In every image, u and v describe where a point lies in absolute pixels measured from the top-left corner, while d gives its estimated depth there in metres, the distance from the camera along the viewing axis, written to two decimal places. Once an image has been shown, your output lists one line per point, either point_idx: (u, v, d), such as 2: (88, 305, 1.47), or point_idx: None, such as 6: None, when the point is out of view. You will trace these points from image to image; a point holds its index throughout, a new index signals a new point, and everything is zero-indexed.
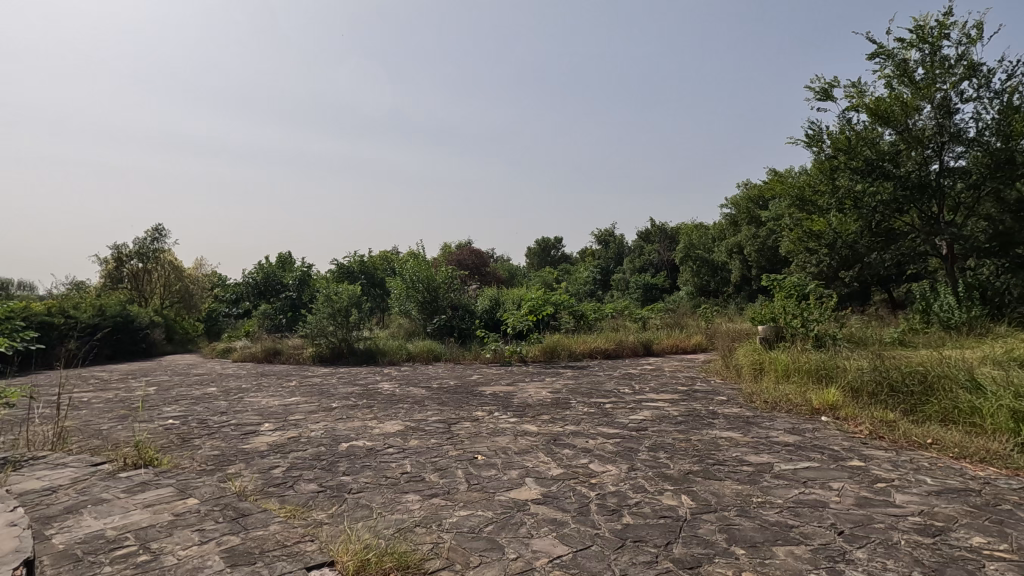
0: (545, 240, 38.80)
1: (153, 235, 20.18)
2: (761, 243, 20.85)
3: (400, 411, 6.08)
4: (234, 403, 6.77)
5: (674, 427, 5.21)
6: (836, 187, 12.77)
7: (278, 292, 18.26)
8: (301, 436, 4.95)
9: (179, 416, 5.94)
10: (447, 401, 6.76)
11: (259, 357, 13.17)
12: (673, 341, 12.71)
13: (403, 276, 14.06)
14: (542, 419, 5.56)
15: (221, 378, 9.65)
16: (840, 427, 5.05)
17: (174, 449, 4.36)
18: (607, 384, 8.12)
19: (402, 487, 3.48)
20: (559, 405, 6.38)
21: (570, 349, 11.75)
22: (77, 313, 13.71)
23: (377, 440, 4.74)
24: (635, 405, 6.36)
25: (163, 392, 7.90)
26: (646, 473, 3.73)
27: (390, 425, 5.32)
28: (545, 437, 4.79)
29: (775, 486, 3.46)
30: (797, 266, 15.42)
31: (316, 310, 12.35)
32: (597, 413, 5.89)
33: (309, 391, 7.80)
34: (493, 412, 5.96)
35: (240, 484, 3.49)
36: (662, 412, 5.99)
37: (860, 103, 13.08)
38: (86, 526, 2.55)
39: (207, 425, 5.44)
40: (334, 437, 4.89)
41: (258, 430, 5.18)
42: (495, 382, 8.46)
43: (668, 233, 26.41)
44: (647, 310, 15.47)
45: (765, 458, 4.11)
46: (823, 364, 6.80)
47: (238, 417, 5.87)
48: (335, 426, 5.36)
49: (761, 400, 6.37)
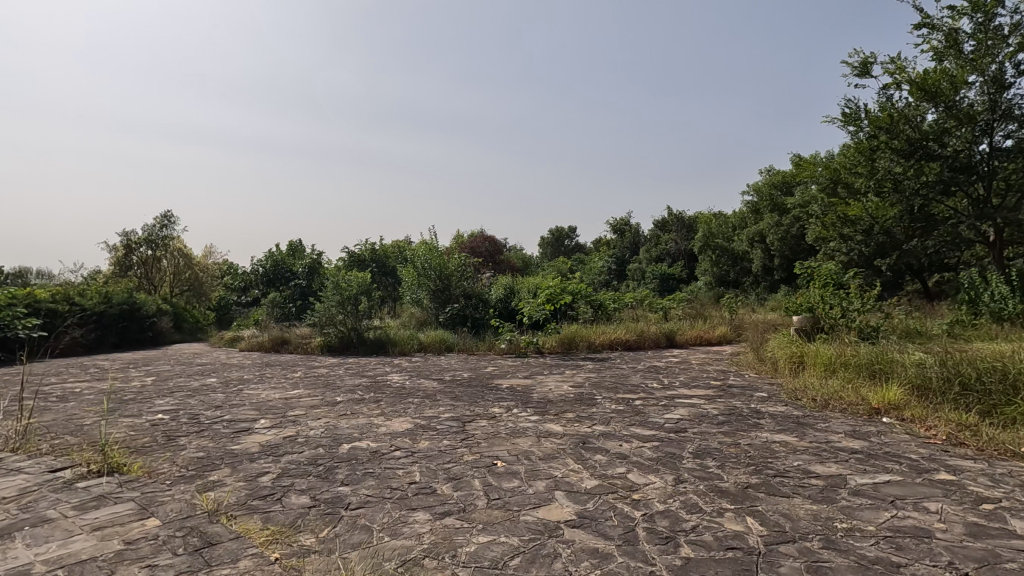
0: (559, 229, 38.05)
1: (162, 222, 19.84)
2: (785, 232, 20.01)
3: (409, 407, 5.54)
4: (231, 396, 6.28)
5: (717, 428, 4.61)
6: (876, 170, 11.96)
7: (288, 281, 17.82)
8: (298, 435, 4.43)
9: (171, 410, 5.47)
10: (461, 395, 6.21)
11: (268, 347, 12.77)
12: (697, 333, 12.07)
13: (415, 264, 13.57)
14: (567, 418, 5.00)
15: (224, 368, 9.20)
16: (909, 431, 4.42)
17: (154, 451, 3.87)
18: (633, 378, 7.53)
19: (409, 501, 2.94)
20: (584, 401, 5.80)
21: (588, 340, 11.19)
22: (82, 300, 13.35)
23: (382, 441, 4.20)
24: (667, 402, 5.76)
25: (159, 384, 7.44)
26: (697, 487, 3.14)
27: (399, 423, 4.79)
28: (573, 439, 4.22)
29: (860, 507, 2.86)
30: (828, 254, 14.65)
31: (325, 299, 11.86)
32: (628, 411, 5.30)
33: (313, 383, 7.32)
34: (511, 408, 5.39)
35: (221, 497, 2.97)
36: (699, 410, 5.40)
37: (900, 79, 12.22)
38: (10, 559, 2.03)
39: (198, 421, 4.96)
40: (334, 437, 4.37)
41: (253, 428, 4.67)
42: (511, 375, 7.91)
43: (685, 221, 25.57)
44: (668, 299, 14.83)
45: (834, 468, 3.50)
46: (877, 358, 6.14)
47: (234, 412, 5.39)
48: (338, 423, 4.84)
49: (808, 398, 5.76)
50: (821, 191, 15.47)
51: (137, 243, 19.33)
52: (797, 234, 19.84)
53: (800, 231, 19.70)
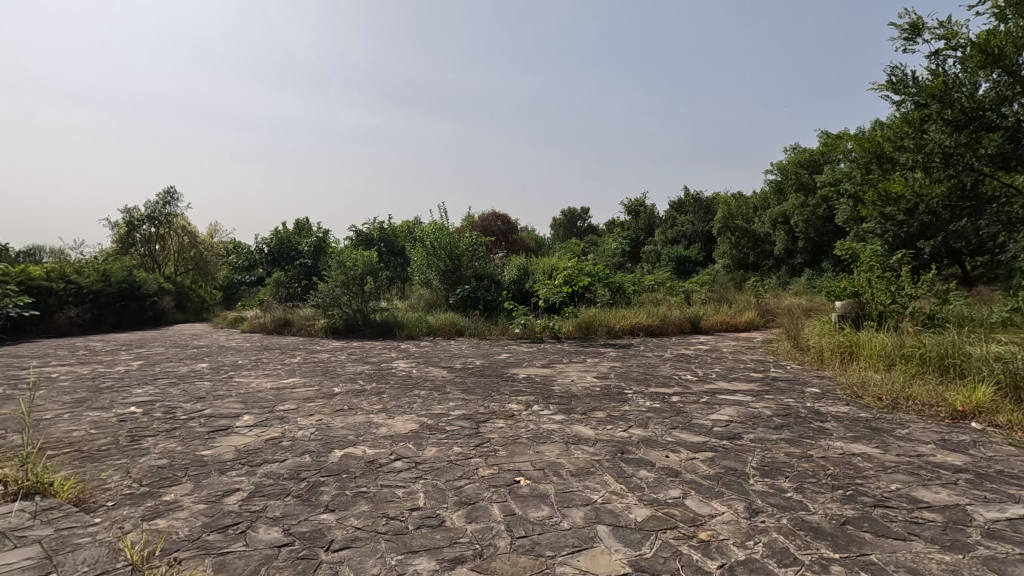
0: (571, 210, 37.10)
1: (164, 198, 19.24)
2: (811, 213, 19.02)
3: (415, 401, 4.87)
4: (218, 386, 5.66)
5: (777, 434, 3.89)
6: (924, 143, 11.02)
7: (293, 260, 17.17)
8: (282, 436, 3.79)
9: (147, 401, 4.87)
10: (474, 387, 5.53)
11: (270, 328, 12.24)
12: (723, 318, 11.33)
13: (425, 242, 12.90)
14: (597, 418, 4.31)
15: (220, 352, 8.62)
16: (1012, 441, 3.69)
17: (106, 460, 3.24)
18: (662, 369, 6.80)
19: (409, 540, 2.26)
20: (613, 397, 5.09)
21: (608, 325, 10.46)
22: (79, 278, 12.82)
23: (381, 448, 3.53)
24: (709, 399, 5.05)
25: (145, 369, 6.84)
26: (781, 522, 2.44)
27: (402, 423, 4.12)
28: (609, 449, 3.52)
29: (1010, 559, 2.13)
30: (862, 235, 13.73)
31: (330, 279, 11.22)
32: (666, 410, 4.60)
33: (311, 370, 6.68)
34: (531, 405, 4.70)
35: (163, 535, 2.27)
36: (747, 409, 4.67)
37: (952, 44, 11.17)
38: None
39: (172, 417, 4.31)
40: (325, 440, 3.71)
41: (234, 427, 4.02)
42: (528, 363, 7.21)
43: (703, 203, 24.54)
44: (691, 282, 14.05)
45: (947, 496, 2.77)
46: (949, 351, 5.38)
47: (217, 405, 4.76)
48: (332, 422, 4.18)
49: (872, 396, 5.02)
50: (856, 169, 14.53)
51: (140, 221, 18.77)
52: (824, 215, 18.88)
53: (827, 211, 18.72)
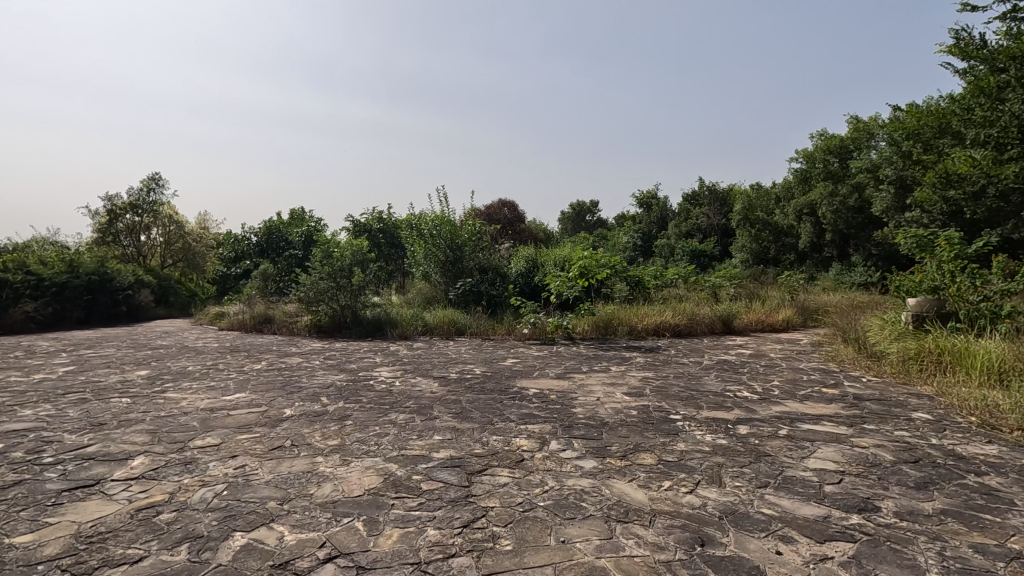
0: (580, 205, 35.48)
1: (149, 185, 18.07)
2: (841, 203, 17.40)
3: (385, 435, 3.50)
4: (136, 404, 4.33)
5: (934, 503, 2.50)
6: (999, 117, 9.61)
7: (283, 250, 15.95)
8: (163, 503, 2.44)
9: (18, 432, 3.54)
10: (469, 410, 4.16)
11: (249, 325, 10.97)
12: (757, 317, 9.94)
13: (422, 231, 11.55)
14: (647, 467, 2.92)
15: (176, 354, 7.36)
16: None
17: None
18: (708, 382, 5.39)
19: None
20: (658, 428, 3.71)
21: (629, 323, 9.11)
22: (42, 269, 11.67)
23: (311, 530, 2.19)
24: (793, 433, 3.64)
25: (69, 378, 5.54)
26: None
27: (356, 475, 2.77)
28: (681, 536, 2.17)
29: None
30: (909, 224, 12.22)
31: (315, 270, 9.86)
32: (741, 452, 3.22)
33: (269, 382, 5.33)
34: (547, 442, 3.34)
35: None
36: (854, 449, 3.29)
37: None
38: None
39: (29, 462, 2.97)
40: (229, 511, 2.37)
41: (104, 482, 2.68)
42: (538, 372, 5.85)
43: (720, 194, 22.94)
44: (717, 276, 12.59)
45: None
46: None
47: (111, 438, 3.43)
48: (256, 472, 2.83)
49: (1017, 430, 3.64)
50: (906, 149, 12.95)
51: (123, 209, 17.59)
52: (854, 206, 17.33)
53: (859, 202, 17.19)
